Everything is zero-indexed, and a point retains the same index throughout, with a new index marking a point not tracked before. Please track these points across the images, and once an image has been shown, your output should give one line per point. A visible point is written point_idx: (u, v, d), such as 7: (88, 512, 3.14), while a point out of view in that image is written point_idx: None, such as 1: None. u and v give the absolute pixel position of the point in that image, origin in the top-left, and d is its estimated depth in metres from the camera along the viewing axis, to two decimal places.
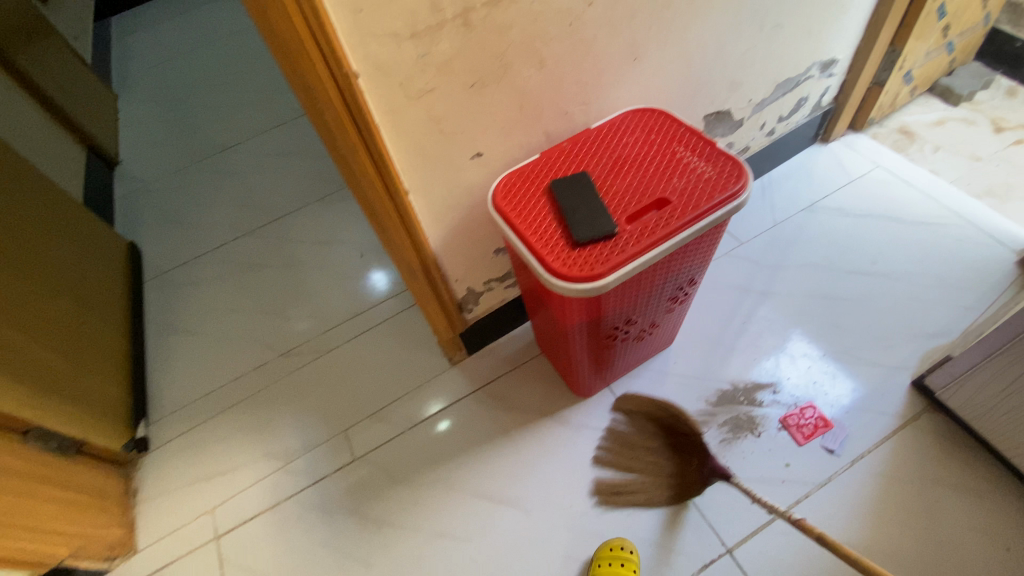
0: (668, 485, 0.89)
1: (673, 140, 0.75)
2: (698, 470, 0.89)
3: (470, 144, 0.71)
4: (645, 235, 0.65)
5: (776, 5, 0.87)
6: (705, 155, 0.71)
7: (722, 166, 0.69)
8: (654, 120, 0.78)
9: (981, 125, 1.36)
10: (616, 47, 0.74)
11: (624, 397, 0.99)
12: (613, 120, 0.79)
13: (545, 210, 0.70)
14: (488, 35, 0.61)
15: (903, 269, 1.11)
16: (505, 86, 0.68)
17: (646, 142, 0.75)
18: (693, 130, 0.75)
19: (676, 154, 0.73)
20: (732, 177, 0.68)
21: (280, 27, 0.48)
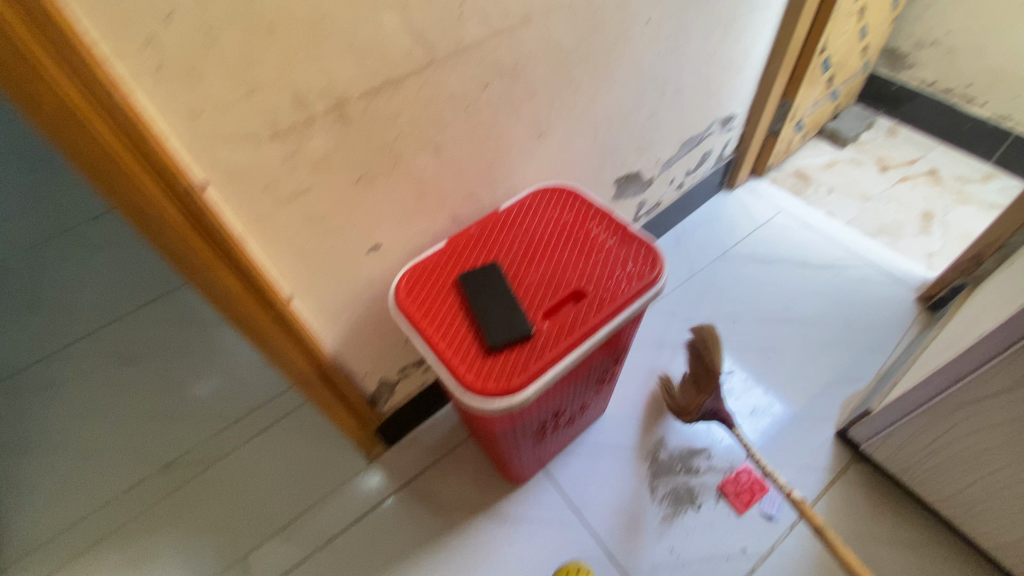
0: (667, 403, 0.96)
1: (585, 222, 0.72)
2: (697, 403, 0.90)
3: (364, 238, 0.63)
4: (564, 333, 0.59)
5: (676, 71, 0.87)
6: (619, 239, 0.69)
7: (636, 251, 0.67)
8: (563, 201, 0.75)
9: (868, 165, 1.46)
10: (519, 124, 0.69)
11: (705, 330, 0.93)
12: (521, 202, 0.74)
13: (454, 308, 0.62)
14: (371, 126, 0.54)
15: (814, 315, 1.16)
16: (398, 175, 0.60)
17: (558, 226, 0.72)
18: (604, 212, 0.73)
19: (589, 237, 0.70)
20: (647, 264, 0.65)
21: (84, 143, 0.38)
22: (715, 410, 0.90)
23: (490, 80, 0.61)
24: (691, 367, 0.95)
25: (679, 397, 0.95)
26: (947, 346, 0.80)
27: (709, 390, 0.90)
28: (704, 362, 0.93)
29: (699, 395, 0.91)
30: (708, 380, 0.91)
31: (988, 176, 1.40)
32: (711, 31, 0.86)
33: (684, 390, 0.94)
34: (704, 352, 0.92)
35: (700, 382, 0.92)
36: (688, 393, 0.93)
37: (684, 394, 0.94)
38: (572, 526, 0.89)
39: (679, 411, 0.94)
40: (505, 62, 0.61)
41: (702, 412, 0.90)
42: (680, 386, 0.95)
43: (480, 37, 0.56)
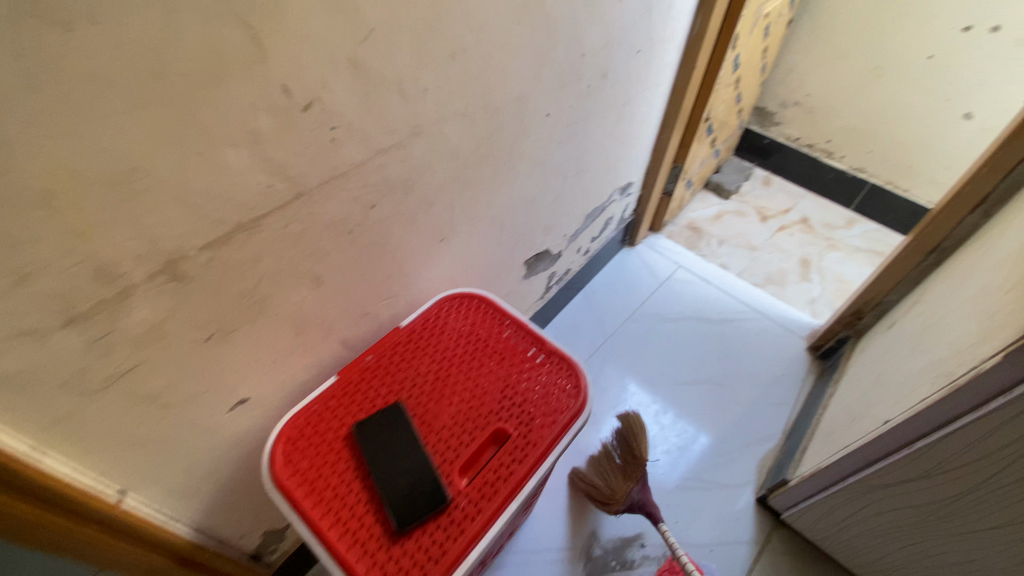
0: (591, 486, 0.89)
1: (499, 336, 0.64)
2: (623, 490, 0.84)
3: (224, 398, 0.50)
4: (486, 495, 0.51)
5: (577, 155, 0.84)
6: (537, 354, 0.62)
7: (558, 369, 0.60)
8: (472, 310, 0.67)
9: (750, 215, 1.57)
10: (416, 236, 0.61)
11: (632, 417, 0.88)
12: (426, 315, 0.65)
13: (350, 477, 0.51)
14: (220, 279, 0.42)
15: (722, 372, 1.19)
16: (265, 321, 0.49)
17: (468, 342, 0.63)
18: (520, 321, 0.65)
19: (506, 356, 0.62)
20: (571, 385, 0.59)
21: None
22: (642, 501, 0.84)
23: (377, 199, 0.52)
24: (616, 452, 0.90)
25: (602, 482, 0.88)
26: (847, 415, 0.83)
27: (637, 479, 0.86)
28: (630, 448, 0.88)
29: (626, 483, 0.86)
30: (636, 468, 0.86)
31: (851, 222, 1.55)
32: (607, 115, 0.85)
33: (608, 474, 0.88)
34: (632, 439, 0.87)
35: (628, 469, 0.87)
36: (613, 478, 0.87)
37: (608, 479, 0.87)
38: None
39: (603, 499, 0.86)
40: (393, 179, 0.52)
41: (629, 502, 0.84)
42: (605, 471, 0.89)
43: (361, 158, 0.47)
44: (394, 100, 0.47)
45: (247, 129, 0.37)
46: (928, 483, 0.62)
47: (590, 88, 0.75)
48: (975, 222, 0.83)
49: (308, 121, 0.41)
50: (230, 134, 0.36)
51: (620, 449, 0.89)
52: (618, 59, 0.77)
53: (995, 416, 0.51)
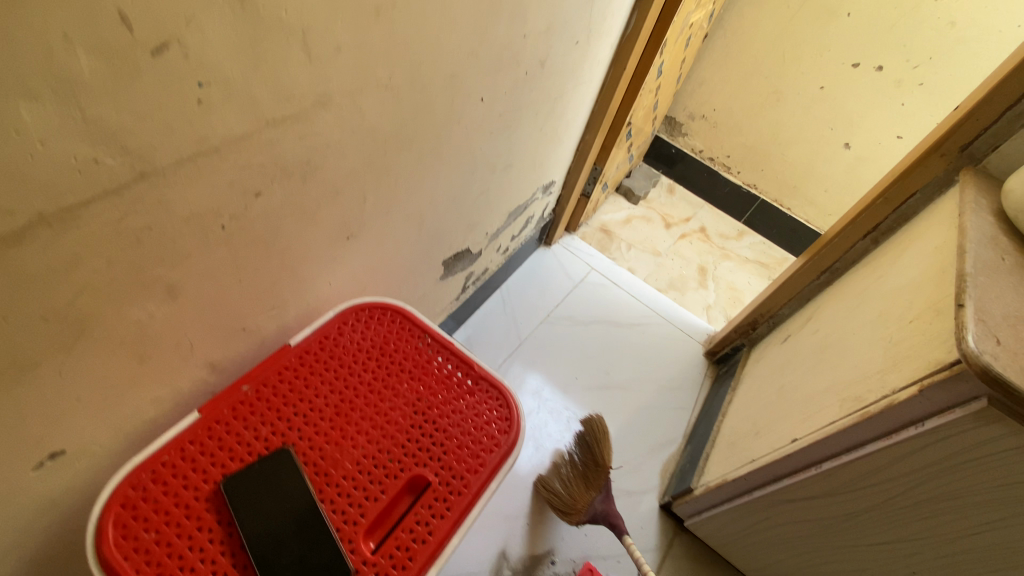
0: (549, 494, 0.86)
1: (419, 363, 0.57)
2: (585, 499, 0.82)
3: (22, 455, 0.35)
4: (400, 561, 0.45)
5: (506, 147, 0.76)
6: (462, 383, 0.57)
7: (484, 402, 0.57)
8: (384, 325, 0.58)
9: (656, 221, 1.61)
10: (316, 232, 0.49)
11: (598, 422, 0.87)
12: (324, 333, 0.54)
13: (216, 551, 0.40)
14: (11, 293, 0.28)
15: (630, 377, 1.20)
16: (91, 348, 0.35)
17: (379, 367, 0.55)
18: (444, 346, 0.59)
19: (427, 387, 0.56)
20: (499, 420, 0.56)
21: None
22: (605, 512, 0.81)
23: (265, 184, 0.40)
24: (579, 459, 0.87)
25: (563, 489, 0.85)
26: (749, 427, 0.87)
27: (599, 488, 0.83)
28: (593, 455, 0.86)
29: (588, 491, 0.83)
30: (599, 476, 0.84)
31: (741, 234, 1.66)
32: (540, 107, 0.78)
33: (570, 481, 0.85)
34: (597, 446, 0.86)
35: (590, 477, 0.84)
36: (575, 487, 0.84)
37: (569, 487, 0.84)
38: None
39: (563, 508, 0.82)
40: (288, 160, 0.40)
41: (591, 512, 0.81)
42: (566, 479, 0.85)
43: (244, 130, 0.35)
44: (295, 57, 0.35)
45: (54, 71, 0.24)
46: (829, 500, 0.65)
47: (526, 76, 0.67)
48: (864, 247, 0.89)
49: (161, 70, 0.28)
50: (24, 76, 0.23)
51: (583, 456, 0.87)
52: (558, 48, 0.71)
53: (902, 445, 0.53)
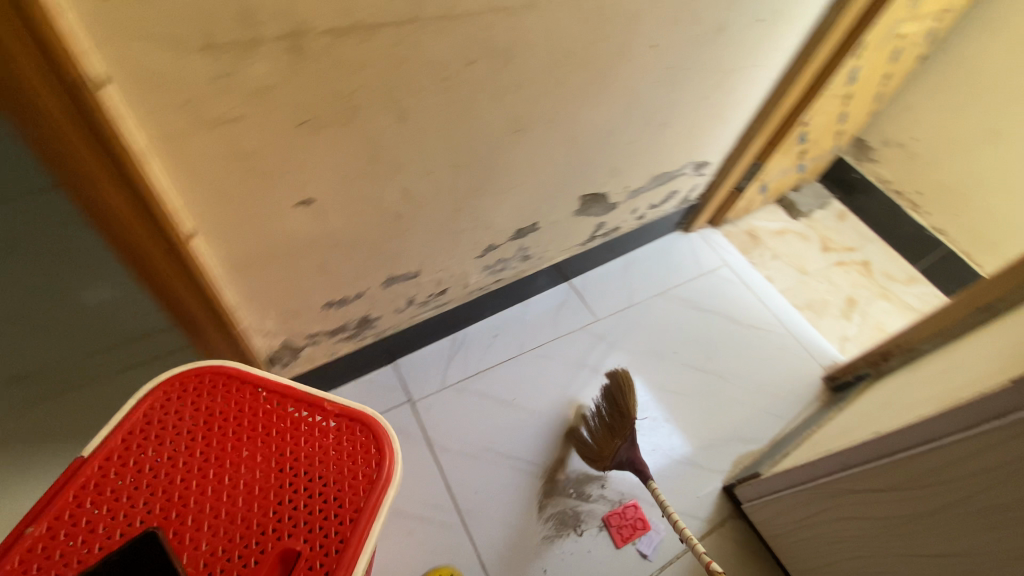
0: (581, 443, 0.95)
1: (272, 418, 0.58)
2: (611, 448, 0.90)
3: (294, 189, 0.56)
4: None
5: (665, 103, 0.84)
6: (320, 424, 0.59)
7: (347, 431, 0.59)
8: (218, 391, 0.59)
9: (813, 241, 1.52)
10: (498, 114, 0.65)
11: (619, 377, 0.94)
12: (160, 413, 0.55)
13: None
14: (328, 70, 0.47)
15: (732, 370, 1.19)
16: (350, 132, 0.54)
17: (229, 431, 0.56)
18: (288, 392, 0.60)
19: (287, 439, 0.57)
20: (365, 444, 0.58)
21: None
22: (630, 459, 0.89)
23: (476, 57, 0.55)
24: (605, 410, 0.96)
25: (593, 439, 0.94)
26: (840, 431, 0.84)
27: (624, 436, 0.91)
28: (617, 406, 0.94)
29: (613, 440, 0.91)
30: (623, 426, 0.92)
31: (911, 279, 1.48)
32: (709, 74, 0.85)
33: (598, 432, 0.94)
34: (620, 397, 0.93)
35: (615, 427, 0.92)
36: (601, 437, 0.93)
37: (597, 437, 0.93)
38: (453, 530, 0.89)
39: (593, 456, 0.92)
40: (497, 42, 0.55)
41: (617, 459, 0.89)
42: (594, 431, 0.95)
43: (477, 9, 0.51)
44: None
45: None
46: (896, 496, 0.64)
47: (699, 38, 0.76)
48: None
49: None
50: None
51: (608, 407, 0.95)
52: (739, 17, 0.77)
53: (985, 436, 0.53)
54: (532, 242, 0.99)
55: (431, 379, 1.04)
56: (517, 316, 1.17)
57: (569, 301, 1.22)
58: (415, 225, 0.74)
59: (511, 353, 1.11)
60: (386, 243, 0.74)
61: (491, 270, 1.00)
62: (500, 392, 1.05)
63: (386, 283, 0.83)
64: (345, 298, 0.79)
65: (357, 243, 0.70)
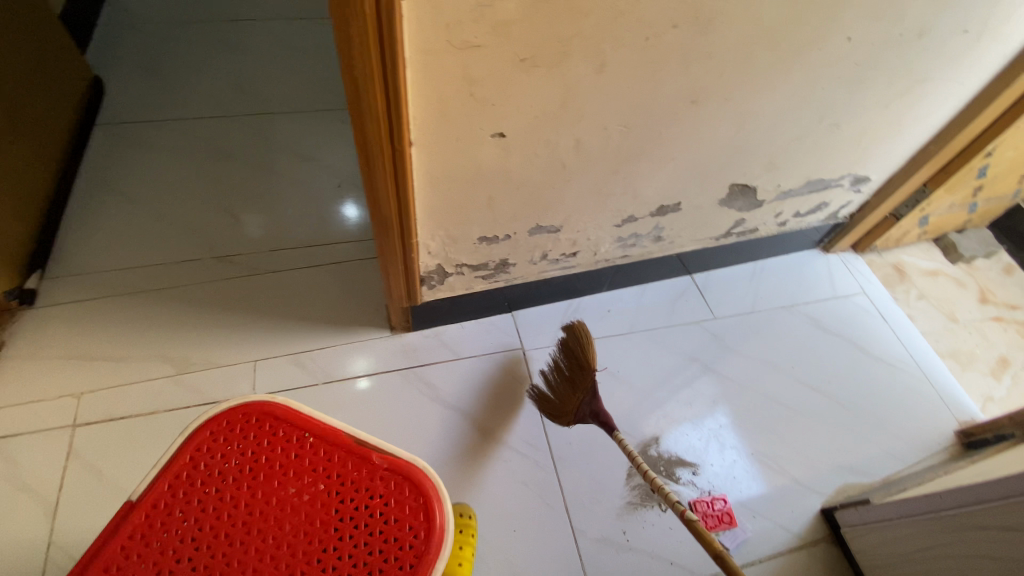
0: (542, 399, 0.94)
1: (313, 464, 0.64)
2: (573, 404, 0.90)
3: (496, 121, 0.65)
4: None
5: (843, 102, 0.83)
6: (366, 470, 0.64)
7: (394, 483, 0.63)
8: (267, 433, 0.65)
9: (969, 289, 1.36)
10: (680, 83, 0.69)
11: (576, 330, 0.92)
12: (216, 454, 0.63)
13: None
14: (560, 13, 0.54)
15: (851, 399, 1.13)
16: (555, 75, 0.62)
17: (276, 478, 0.63)
18: (328, 436, 0.65)
19: (328, 486, 0.63)
20: (409, 495, 0.62)
21: None
22: (593, 411, 0.90)
23: (681, 22, 0.60)
24: (564, 363, 0.94)
25: (555, 394, 0.93)
26: (976, 475, 0.78)
27: (585, 390, 0.90)
28: (577, 359, 0.92)
29: (575, 395, 0.91)
30: (583, 379, 0.91)
31: None
32: (897, 79, 0.83)
33: (558, 387, 0.93)
34: (579, 350, 0.91)
35: (576, 380, 0.91)
36: (563, 392, 0.92)
37: (558, 392, 0.92)
38: (544, 471, 0.95)
39: (556, 412, 0.92)
40: (705, 10, 0.60)
41: (580, 413, 0.90)
42: (555, 385, 0.93)
43: None
44: None
45: None
46: None
47: (898, 38, 0.74)
48: None
49: None
50: None
51: (567, 360, 0.94)
52: (948, 21, 0.74)
53: None
54: (668, 223, 1.01)
55: (543, 334, 1.11)
56: (632, 298, 1.19)
57: (687, 293, 1.22)
58: (575, 178, 0.80)
59: (621, 329, 1.14)
60: (547, 190, 0.81)
61: (622, 243, 1.03)
62: (606, 362, 1.09)
63: (533, 231, 0.90)
64: (497, 236, 0.88)
65: (524, 184, 0.78)
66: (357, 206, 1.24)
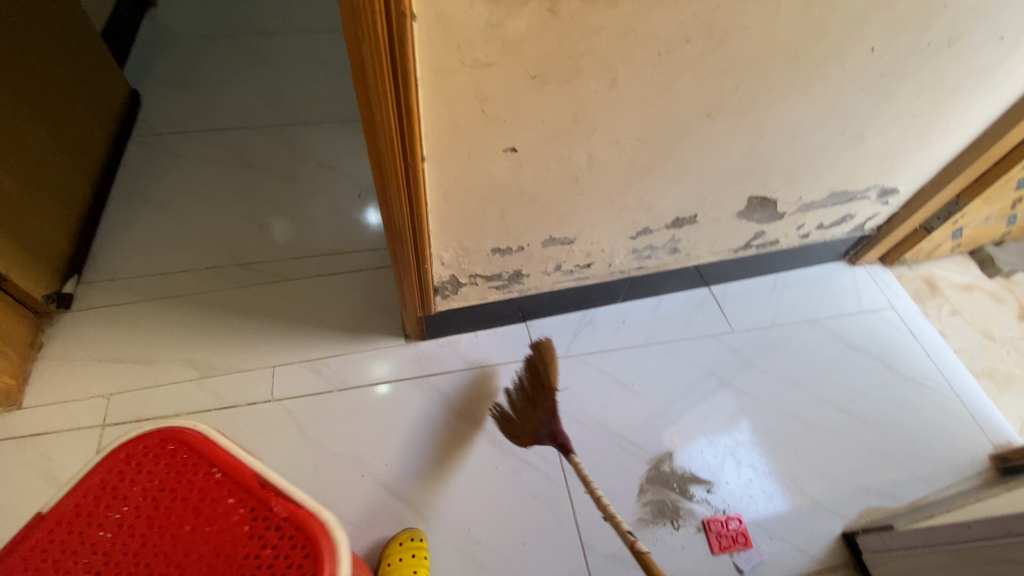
0: (501, 417, 0.93)
1: (212, 499, 0.63)
2: (533, 423, 0.90)
3: (507, 137, 0.65)
4: None
5: (866, 114, 0.81)
6: (263, 514, 0.61)
7: (288, 533, 0.60)
8: (179, 462, 0.66)
9: (1007, 305, 1.30)
10: (694, 98, 0.69)
11: (542, 346, 0.95)
12: (128, 478, 0.64)
13: None
14: (571, 31, 0.55)
15: (876, 418, 1.09)
16: (566, 92, 0.62)
17: (175, 510, 0.62)
18: (233, 472, 0.64)
19: (223, 523, 0.61)
20: (303, 548, 0.59)
21: None
22: (551, 433, 0.89)
23: (694, 37, 0.60)
24: (527, 381, 0.96)
25: (515, 414, 0.93)
26: (1009, 503, 0.74)
27: (546, 410, 0.91)
28: (539, 377, 0.94)
29: (536, 414, 0.91)
30: (544, 397, 0.92)
31: None
32: (924, 90, 0.80)
33: (519, 405, 0.93)
34: (542, 367, 0.94)
35: (537, 398, 0.92)
36: (524, 411, 0.92)
37: (518, 411, 0.93)
38: (555, 484, 0.94)
39: (516, 431, 0.91)
40: (718, 26, 0.59)
41: (539, 434, 0.89)
42: (516, 404, 0.93)
43: None
44: None
45: None
46: None
47: (925, 48, 0.72)
48: None
49: None
50: None
51: (530, 378, 0.96)
52: (978, 30, 0.72)
53: None
54: (685, 235, 1.00)
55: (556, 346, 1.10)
56: (649, 309, 1.18)
57: (706, 306, 1.20)
58: (587, 191, 0.80)
59: (637, 341, 1.13)
60: (559, 202, 0.81)
61: (638, 255, 1.02)
62: (620, 375, 1.08)
63: (546, 243, 0.90)
64: (510, 248, 0.88)
65: (536, 197, 0.78)
66: (376, 215, 1.26)
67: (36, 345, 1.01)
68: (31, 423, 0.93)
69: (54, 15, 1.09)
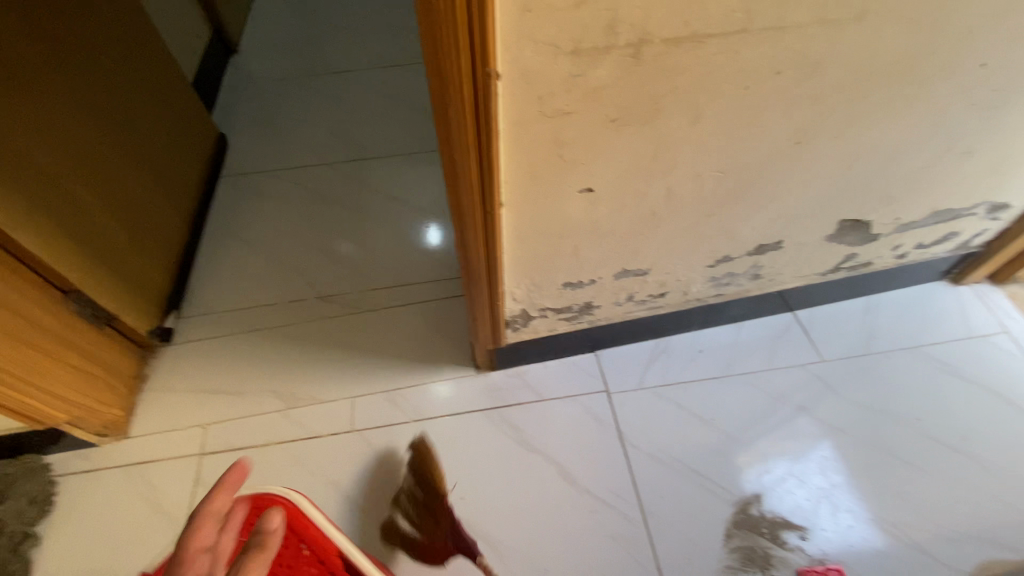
0: (406, 541, 0.88)
1: None
2: (438, 535, 0.86)
3: (584, 178, 0.64)
4: None
5: (977, 129, 0.74)
6: None
7: None
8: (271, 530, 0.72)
9: None
10: (781, 128, 0.65)
11: (422, 449, 0.92)
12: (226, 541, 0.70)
13: None
14: (655, 73, 0.53)
15: (996, 458, 0.97)
16: (647, 132, 0.60)
17: None
18: (321, 546, 0.73)
19: None
20: None
21: (442, 19, 0.43)
22: (458, 539, 0.85)
23: (784, 68, 0.57)
24: (415, 492, 0.91)
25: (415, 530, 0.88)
26: None
27: (446, 515, 0.87)
28: (426, 481, 0.90)
29: (438, 525, 0.87)
30: (441, 502, 0.88)
31: None
32: None
33: (416, 520, 0.89)
34: (427, 471, 0.90)
35: (434, 506, 0.88)
36: (422, 524, 0.88)
37: (417, 525, 0.88)
38: (634, 525, 0.91)
39: (424, 549, 0.87)
40: (810, 55, 0.56)
41: (446, 544, 0.86)
42: (412, 518, 0.89)
43: (804, 21, 0.52)
44: None
45: None
46: None
47: None
48: None
49: None
50: None
51: (416, 485, 0.91)
52: None
53: None
54: (767, 261, 0.95)
55: (629, 377, 1.07)
56: (726, 337, 1.13)
57: (790, 332, 1.13)
58: (665, 224, 0.78)
59: (715, 371, 1.08)
60: (635, 236, 0.79)
61: (715, 283, 0.98)
62: (698, 408, 1.03)
63: (619, 276, 0.88)
64: (582, 282, 0.87)
65: (612, 232, 0.76)
66: (434, 231, 1.31)
67: (141, 377, 1.10)
68: (140, 450, 1.01)
69: (152, 72, 1.20)
